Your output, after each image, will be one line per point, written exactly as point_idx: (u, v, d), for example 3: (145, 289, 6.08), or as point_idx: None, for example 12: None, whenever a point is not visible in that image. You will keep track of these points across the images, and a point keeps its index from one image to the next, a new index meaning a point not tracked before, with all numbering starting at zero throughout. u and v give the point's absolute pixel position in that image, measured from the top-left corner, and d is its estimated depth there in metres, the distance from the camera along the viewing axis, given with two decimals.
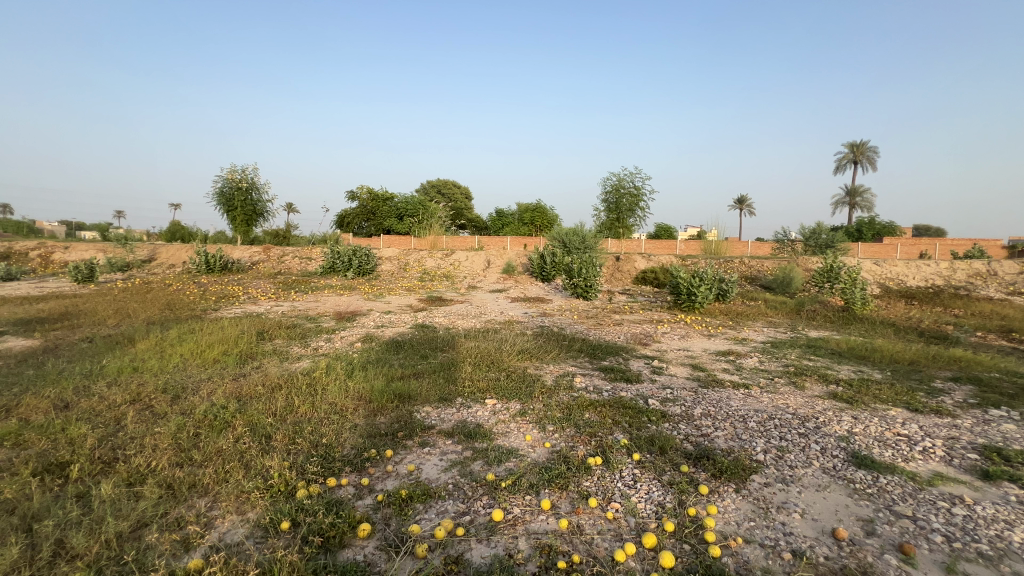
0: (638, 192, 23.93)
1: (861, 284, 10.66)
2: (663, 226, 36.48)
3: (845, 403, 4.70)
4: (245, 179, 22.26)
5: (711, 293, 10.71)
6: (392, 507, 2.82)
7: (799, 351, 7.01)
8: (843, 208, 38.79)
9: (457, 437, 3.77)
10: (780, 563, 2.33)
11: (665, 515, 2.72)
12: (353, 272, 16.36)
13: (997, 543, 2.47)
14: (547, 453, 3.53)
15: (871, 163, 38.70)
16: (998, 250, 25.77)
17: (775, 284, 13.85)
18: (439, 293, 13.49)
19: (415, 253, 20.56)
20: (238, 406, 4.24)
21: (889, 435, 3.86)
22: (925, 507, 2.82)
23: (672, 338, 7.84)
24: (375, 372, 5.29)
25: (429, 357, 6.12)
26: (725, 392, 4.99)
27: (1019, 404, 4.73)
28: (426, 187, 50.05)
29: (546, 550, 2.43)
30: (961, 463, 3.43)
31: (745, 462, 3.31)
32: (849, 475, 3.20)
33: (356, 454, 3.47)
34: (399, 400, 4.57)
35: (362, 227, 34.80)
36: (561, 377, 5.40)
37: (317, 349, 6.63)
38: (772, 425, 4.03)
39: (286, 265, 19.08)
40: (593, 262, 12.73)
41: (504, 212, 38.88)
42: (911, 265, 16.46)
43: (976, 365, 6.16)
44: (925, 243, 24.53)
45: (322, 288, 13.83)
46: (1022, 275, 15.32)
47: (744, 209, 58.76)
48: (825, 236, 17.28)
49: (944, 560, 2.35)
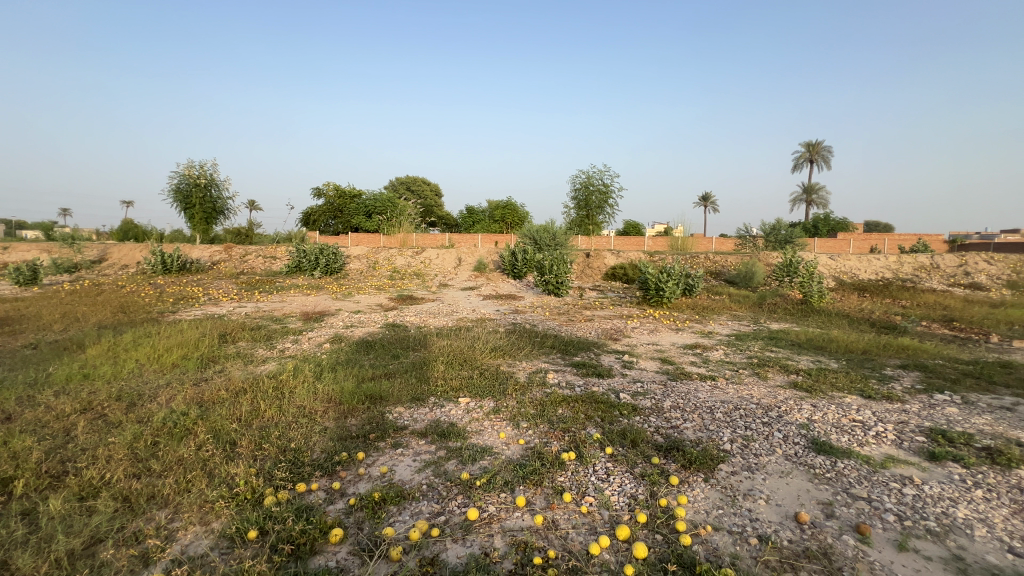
0: (607, 188, 24.39)
1: (819, 278, 11.17)
2: (632, 222, 37.29)
3: (804, 392, 4.92)
4: (203, 175, 21.40)
5: (679, 288, 10.96)
6: (365, 511, 2.76)
7: (761, 343, 7.30)
8: (801, 205, 40.58)
9: (431, 437, 3.73)
10: (747, 548, 2.42)
11: (637, 507, 2.78)
12: (320, 271, 15.99)
13: (943, 520, 2.64)
14: (521, 449, 3.55)
15: (826, 162, 40.56)
16: (939, 245, 27.48)
17: (738, 278, 14.35)
18: (409, 291, 13.28)
19: (385, 251, 20.20)
20: (201, 412, 4.06)
21: (845, 421, 4.07)
22: (879, 488, 2.99)
23: (641, 333, 8.01)
24: (345, 373, 5.20)
25: (401, 357, 6.05)
26: (693, 384, 5.12)
27: (960, 389, 5.06)
28: (394, 183, 49.45)
29: (522, 546, 2.44)
30: (910, 445, 3.64)
31: (713, 452, 3.42)
32: (809, 461, 3.34)
33: (327, 458, 3.40)
34: (371, 400, 4.50)
35: (328, 225, 34.15)
36: (534, 373, 5.43)
37: (283, 351, 6.43)
38: (737, 416, 4.17)
39: (249, 265, 18.41)
40: (563, 260, 12.88)
41: (474, 210, 38.85)
42: (864, 259, 17.34)
43: (923, 353, 6.55)
44: (875, 238, 25.95)
45: (288, 287, 13.48)
46: (961, 268, 16.37)
47: (709, 206, 60.14)
48: (784, 232, 18.06)
49: (896, 538, 2.49)
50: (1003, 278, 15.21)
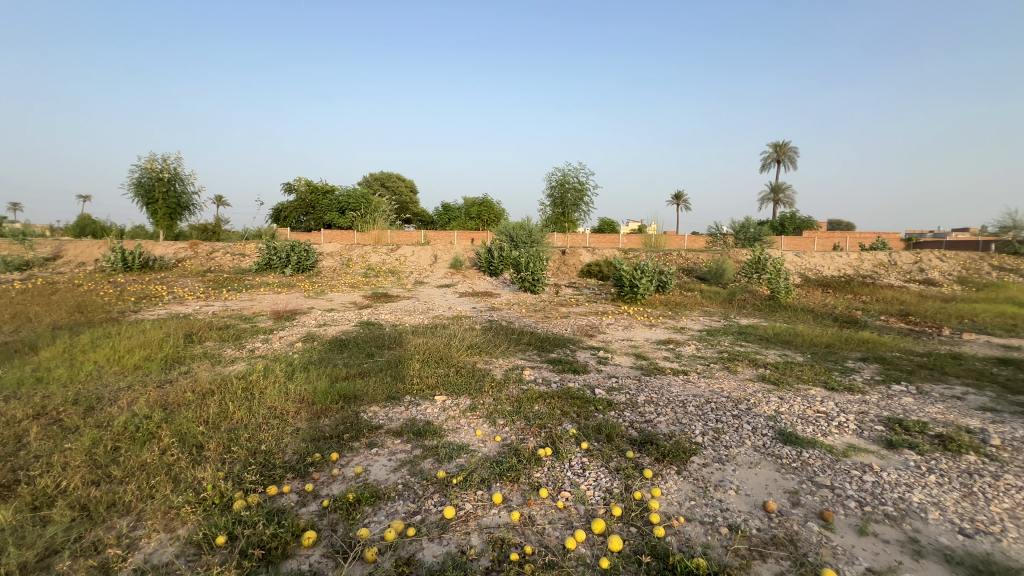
0: (582, 186, 24.58)
1: (785, 275, 11.55)
2: (606, 220, 37.77)
3: (772, 385, 5.08)
4: (166, 169, 20.60)
5: (652, 285, 11.16)
6: (339, 512, 2.72)
7: (731, 338, 7.50)
8: (768, 204, 41.86)
9: (406, 436, 3.69)
10: (718, 538, 2.48)
11: (612, 501, 2.82)
12: (292, 269, 15.61)
13: (900, 505, 2.77)
14: (498, 446, 3.55)
15: (792, 163, 41.89)
16: (896, 242, 28.80)
17: (709, 275, 14.70)
18: (384, 289, 13.11)
19: (359, 248, 19.87)
20: (165, 415, 3.91)
21: (810, 412, 4.22)
22: (842, 476, 3.11)
23: (616, 329, 8.12)
24: (318, 372, 5.10)
25: (375, 355, 5.96)
26: (666, 379, 5.23)
27: (915, 380, 5.32)
28: (368, 179, 48.64)
29: (499, 543, 2.44)
30: (870, 434, 3.81)
31: (685, 445, 3.49)
32: (776, 451, 3.46)
33: (299, 459, 3.32)
34: (345, 400, 4.42)
35: (300, 221, 33.37)
36: (511, 370, 5.44)
37: (252, 351, 6.25)
38: (709, 409, 4.28)
39: (216, 262, 17.81)
40: (539, 257, 12.92)
41: (450, 207, 38.64)
42: (828, 256, 18.01)
43: (881, 346, 6.86)
44: (837, 236, 26.99)
45: (257, 286, 13.10)
46: (917, 264, 17.19)
47: (681, 204, 61.28)
48: (753, 230, 18.56)
49: (857, 523, 2.60)
50: (954, 275, 16.06)
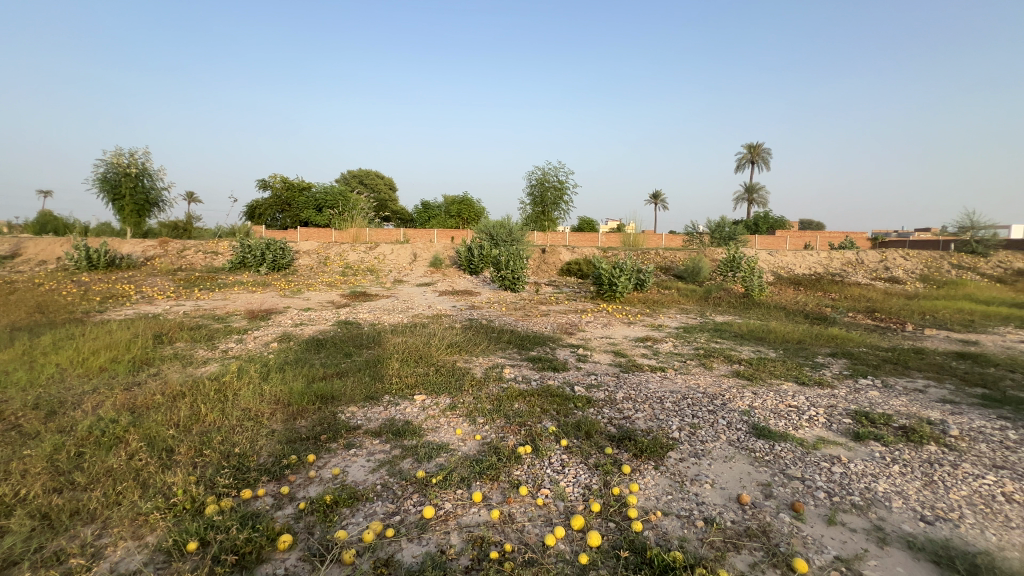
0: (562, 184, 24.72)
1: (759, 273, 11.85)
2: (586, 219, 38.13)
3: (746, 380, 5.21)
4: (134, 164, 19.91)
5: (631, 283, 11.30)
6: (316, 515, 2.67)
7: (707, 335, 7.66)
8: (743, 204, 42.85)
9: (385, 436, 3.66)
10: (694, 531, 2.53)
11: (591, 497, 2.85)
12: (267, 267, 15.27)
13: (866, 494, 2.88)
14: (477, 445, 3.55)
15: (766, 164, 42.96)
16: (863, 241, 29.84)
17: (686, 273, 14.96)
18: (362, 288, 12.93)
19: (336, 246, 19.57)
20: (132, 419, 3.77)
21: (782, 407, 4.34)
22: (812, 468, 3.21)
23: (595, 327, 8.20)
24: (294, 373, 5.00)
25: (353, 355, 5.88)
26: (644, 376, 5.31)
27: (881, 374, 5.53)
28: (345, 176, 47.89)
29: (478, 541, 2.44)
30: (838, 427, 3.94)
31: (662, 440, 3.55)
32: (750, 445, 3.54)
33: (274, 462, 3.25)
34: (322, 401, 4.34)
35: (275, 219, 32.68)
36: (491, 369, 5.44)
37: (226, 352, 6.08)
38: (685, 404, 4.36)
39: (187, 260, 17.28)
40: (519, 255, 12.93)
41: (430, 204, 38.42)
42: (799, 255, 18.53)
43: (849, 342, 7.10)
44: (808, 236, 27.80)
45: (231, 284, 12.76)
46: (883, 263, 17.84)
47: (658, 203, 62.14)
48: (729, 229, 18.96)
49: (826, 513, 2.69)
50: (917, 273, 16.72)
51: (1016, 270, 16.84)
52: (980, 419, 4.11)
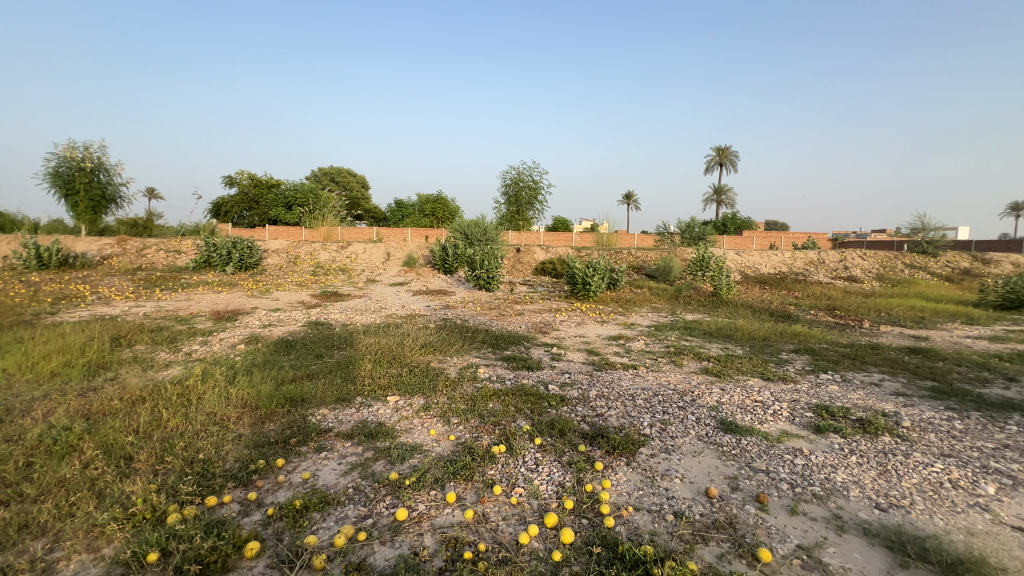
0: (536, 184, 24.80)
1: (728, 272, 12.19)
2: (560, 219, 38.47)
3: (714, 376, 5.36)
4: (88, 158, 18.95)
5: (604, 283, 11.44)
6: (285, 520, 2.60)
7: (678, 333, 7.84)
8: (712, 205, 44.00)
9: (357, 438, 3.60)
10: (664, 524, 2.59)
11: (565, 494, 2.87)
12: (233, 267, 14.78)
13: (826, 484, 3.00)
14: (451, 445, 3.53)
15: (733, 166, 44.22)
16: (824, 242, 31.12)
17: (657, 272, 15.24)
18: (334, 288, 12.69)
19: (307, 245, 19.11)
20: (87, 426, 3.59)
21: (748, 402, 4.48)
22: (776, 460, 3.33)
23: (569, 326, 8.28)
24: (263, 375, 4.86)
25: (325, 356, 5.75)
26: (617, 373, 5.40)
27: (840, 369, 5.78)
28: (316, 174, 46.85)
29: (452, 542, 2.43)
30: (801, 420, 4.09)
31: (634, 437, 3.61)
32: (718, 440, 3.64)
33: (241, 467, 3.16)
34: (292, 403, 4.24)
35: (242, 217, 31.74)
36: (465, 368, 5.42)
37: (189, 354, 5.86)
38: (656, 401, 4.44)
39: (148, 259, 16.57)
40: (494, 254, 12.91)
41: (404, 203, 38.04)
42: (765, 255, 19.15)
43: (811, 338, 7.39)
44: (774, 236, 28.73)
45: (195, 284, 12.30)
46: (842, 262, 18.63)
47: (631, 204, 63.19)
48: (698, 229, 19.43)
49: (789, 504, 2.79)
50: (873, 272, 17.54)
51: (962, 269, 17.87)
52: (930, 410, 4.35)
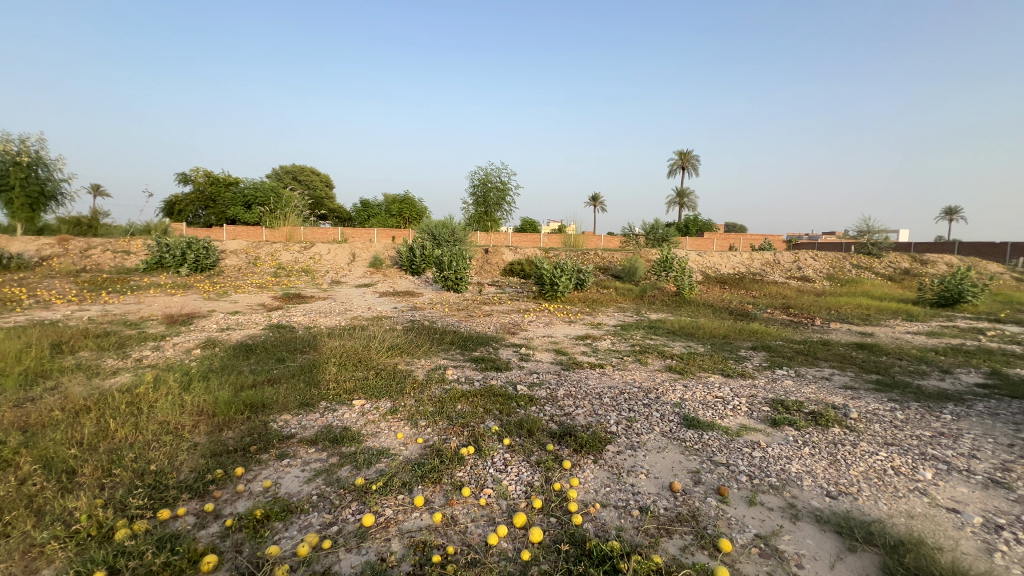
0: (505, 185, 24.84)
1: (690, 272, 12.57)
2: (528, 220, 38.82)
3: (678, 374, 5.52)
4: (25, 152, 17.70)
5: (571, 283, 11.58)
6: (245, 531, 2.51)
7: (643, 331, 8.03)
8: (675, 207, 45.36)
9: (322, 444, 3.51)
10: (630, 520, 2.64)
11: (533, 493, 2.89)
12: (188, 268, 14.12)
13: (782, 475, 3.14)
14: (419, 448, 3.49)
15: (695, 170, 45.76)
16: (778, 243, 32.61)
17: (623, 273, 15.55)
18: (297, 289, 12.32)
19: (268, 246, 18.49)
20: (24, 440, 3.34)
21: (710, 398, 4.64)
22: (735, 454, 3.46)
23: (537, 326, 8.34)
24: (220, 381, 4.66)
25: (287, 360, 5.58)
26: (584, 372, 5.48)
27: (794, 364, 6.07)
28: (278, 172, 45.41)
29: (420, 546, 2.40)
30: (758, 415, 4.27)
31: (601, 434, 3.68)
32: (681, 435, 3.75)
33: (197, 477, 3.02)
34: (252, 410, 4.08)
35: (198, 216, 30.45)
36: (433, 370, 5.37)
37: (139, 360, 5.55)
38: (622, 399, 4.54)
39: (93, 259, 15.61)
40: (462, 255, 12.85)
41: (370, 204, 37.44)
42: (725, 256, 19.87)
43: (767, 335, 7.73)
44: (733, 237, 29.82)
45: (146, 287, 11.67)
46: (796, 263, 19.55)
47: (597, 204, 64.35)
48: (662, 231, 19.95)
49: (747, 495, 2.90)
50: (824, 272, 18.50)
51: (902, 269, 19.09)
52: (874, 402, 4.63)
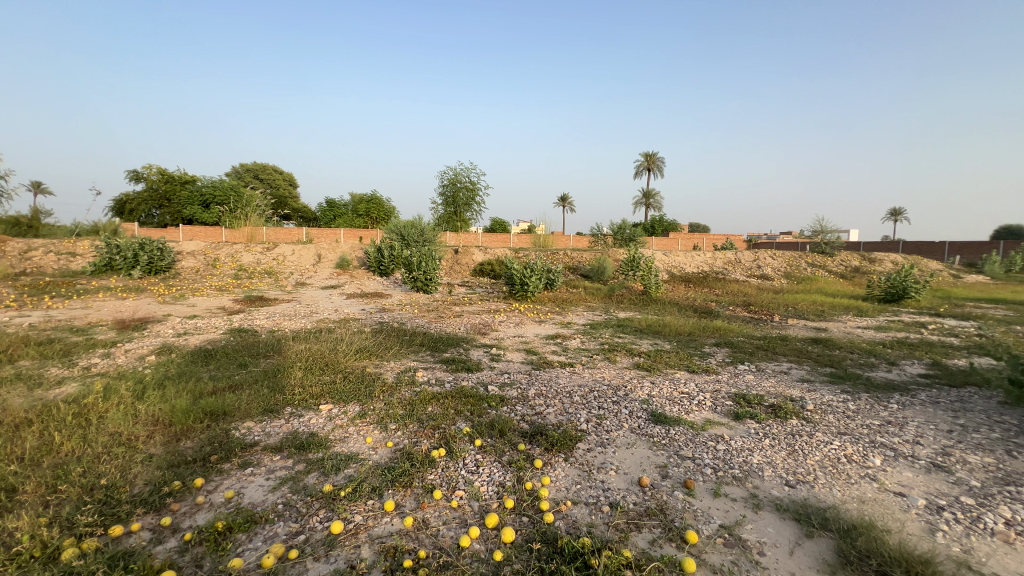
0: (474, 185, 24.72)
1: (656, 271, 12.87)
2: (498, 220, 38.90)
3: (645, 371, 5.65)
4: None
5: (541, 283, 11.67)
6: (206, 545, 2.41)
7: (612, 330, 8.17)
8: (642, 207, 46.42)
9: (287, 451, 3.40)
10: (601, 516, 2.69)
11: (505, 494, 2.90)
12: (141, 270, 13.42)
13: (744, 467, 3.26)
14: (389, 452, 3.44)
15: (660, 171, 46.96)
16: (739, 243, 33.87)
17: (592, 272, 15.77)
18: (260, 292, 11.90)
19: (228, 247, 17.81)
20: None
21: (676, 394, 4.77)
22: (700, 447, 3.57)
23: (508, 326, 8.36)
24: (177, 389, 4.44)
25: (249, 365, 5.38)
26: (554, 371, 5.53)
27: (755, 359, 6.32)
28: (238, 170, 43.84)
29: (391, 552, 2.36)
30: (721, 409, 4.42)
31: (572, 432, 3.72)
32: (649, 431, 3.84)
33: (152, 490, 2.87)
34: (212, 418, 3.92)
35: (151, 215, 29.04)
36: (402, 373, 5.29)
37: (87, 369, 5.24)
38: (592, 397, 4.60)
39: (34, 262, 14.62)
40: (432, 255, 12.71)
41: (336, 203, 36.66)
42: (689, 255, 20.44)
43: (730, 332, 8.01)
44: (698, 237, 30.74)
45: (94, 291, 11.02)
46: (756, 261, 20.33)
47: (565, 205, 65.13)
48: (629, 231, 20.34)
49: (713, 487, 3.00)
50: (782, 270, 19.31)
51: (853, 267, 20.15)
52: (829, 394, 4.87)
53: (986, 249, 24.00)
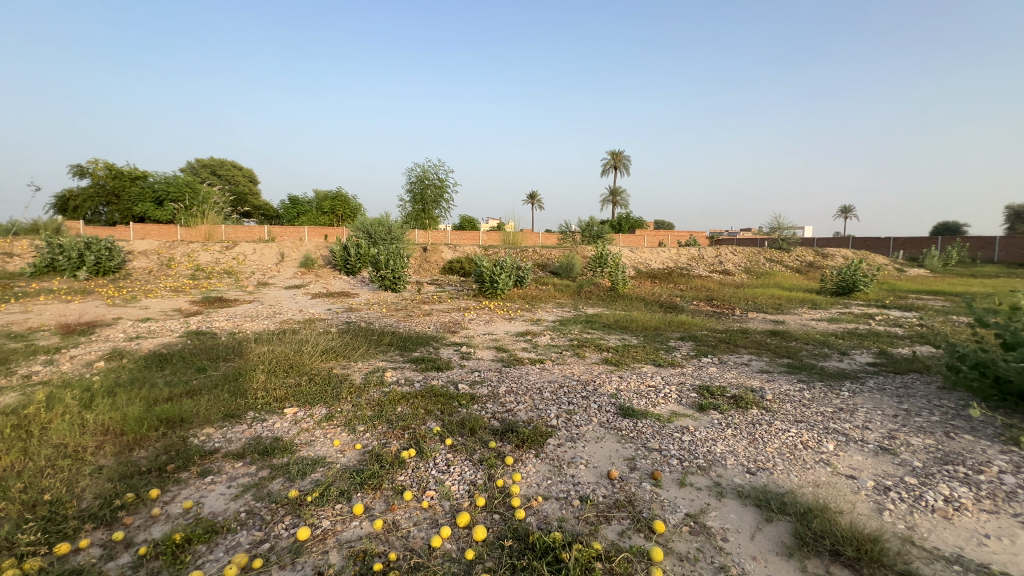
0: (443, 183, 24.38)
1: (624, 268, 13.11)
2: (467, 218, 38.71)
3: (614, 366, 5.75)
4: None
5: (511, 280, 11.69)
6: (162, 558, 2.30)
7: (581, 326, 8.28)
8: (609, 205, 47.18)
9: (250, 457, 3.29)
10: (571, 510, 2.72)
11: (476, 492, 2.90)
12: (87, 271, 12.64)
13: (709, 456, 3.37)
14: (358, 455, 3.37)
15: (626, 170, 47.85)
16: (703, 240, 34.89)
17: (561, 269, 15.92)
18: (219, 293, 11.42)
19: (184, 246, 17.01)
20: None
21: (643, 388, 4.87)
22: (667, 439, 3.66)
23: (478, 324, 8.34)
24: (129, 396, 4.21)
25: (208, 369, 5.16)
26: (524, 368, 5.55)
27: (718, 352, 6.53)
28: (193, 165, 41.90)
29: (360, 555, 2.32)
30: (687, 400, 4.55)
31: (542, 428, 3.75)
32: (618, 425, 3.91)
33: (103, 504, 2.72)
34: (168, 426, 3.74)
35: (98, 212, 27.44)
36: (371, 373, 5.20)
37: (27, 377, 4.89)
38: (562, 393, 4.65)
39: None
40: (400, 253, 12.51)
41: (300, 200, 35.63)
42: (655, 251, 20.91)
43: (694, 326, 8.25)
44: (663, 235, 31.45)
45: (35, 293, 10.31)
46: (719, 257, 21.03)
47: (534, 203, 65.47)
48: (597, 228, 20.61)
49: (678, 477, 3.09)
50: (742, 266, 20.03)
51: (808, 262, 21.12)
52: (786, 384, 5.09)
53: (926, 244, 25.61)
